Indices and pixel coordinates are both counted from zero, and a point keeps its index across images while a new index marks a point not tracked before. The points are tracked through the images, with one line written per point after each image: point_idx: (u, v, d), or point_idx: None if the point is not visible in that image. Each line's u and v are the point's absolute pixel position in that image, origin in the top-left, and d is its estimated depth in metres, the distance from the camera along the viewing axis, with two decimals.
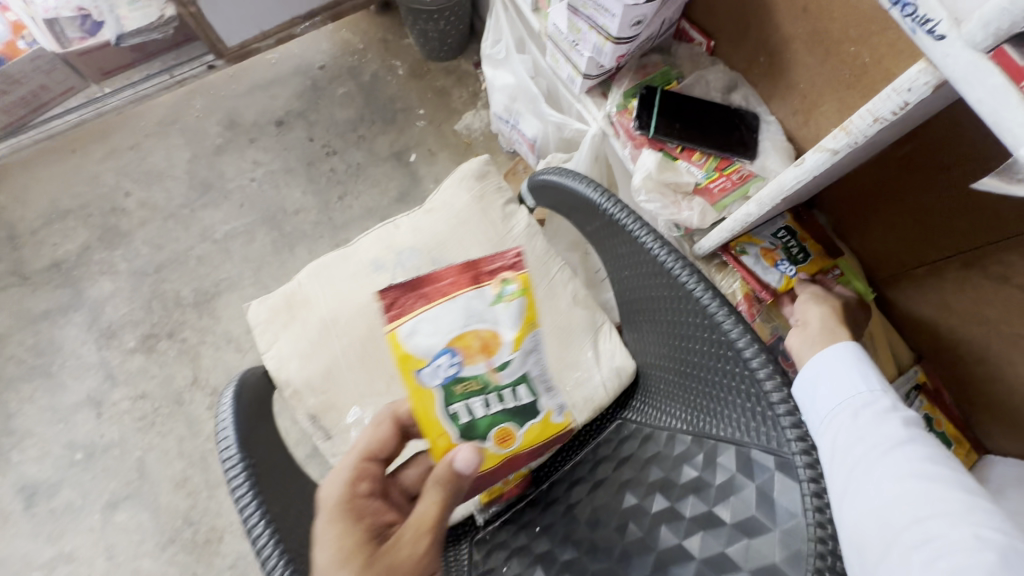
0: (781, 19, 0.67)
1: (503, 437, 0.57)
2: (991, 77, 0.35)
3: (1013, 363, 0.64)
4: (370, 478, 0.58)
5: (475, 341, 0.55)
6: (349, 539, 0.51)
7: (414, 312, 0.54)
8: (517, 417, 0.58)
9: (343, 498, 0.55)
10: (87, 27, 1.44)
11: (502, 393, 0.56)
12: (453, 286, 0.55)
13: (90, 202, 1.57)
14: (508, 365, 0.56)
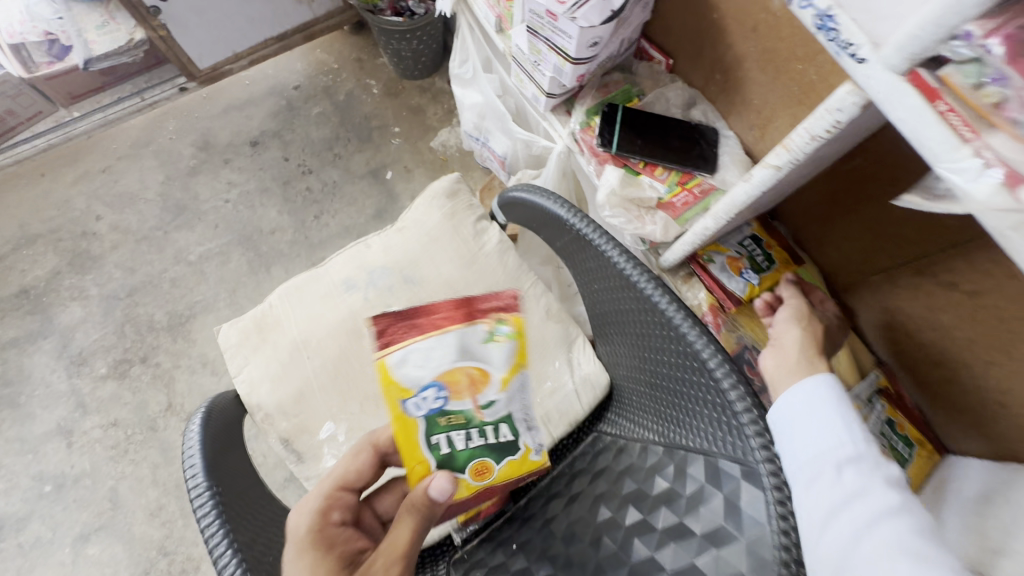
0: (733, 39, 0.70)
1: (477, 471, 0.56)
2: (908, 98, 0.35)
3: (968, 367, 0.63)
4: (340, 508, 0.59)
5: (464, 377, 0.53)
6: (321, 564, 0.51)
7: (400, 339, 0.52)
8: (496, 452, 0.57)
9: (315, 526, 0.55)
10: (54, 51, 1.43)
11: (484, 429, 0.55)
12: (446, 319, 0.53)
13: (61, 226, 1.55)
14: (493, 404, 0.55)
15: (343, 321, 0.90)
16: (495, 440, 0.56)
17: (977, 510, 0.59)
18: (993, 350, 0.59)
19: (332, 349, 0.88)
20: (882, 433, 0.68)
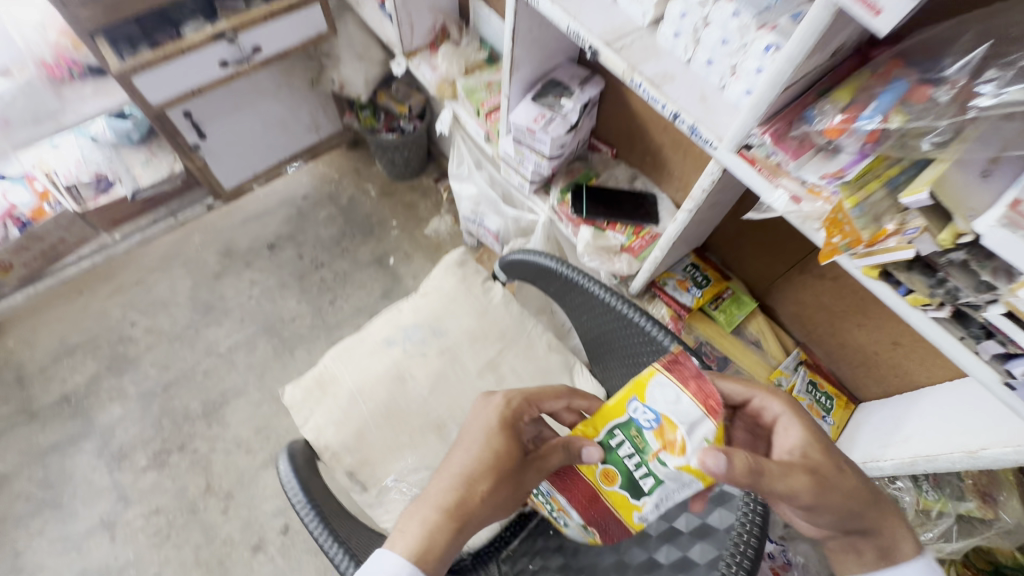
0: (654, 135, 1.02)
1: (608, 474, 0.62)
2: (741, 165, 0.63)
3: (848, 332, 0.89)
4: (528, 410, 0.66)
5: (671, 436, 0.56)
6: (499, 442, 0.61)
7: (679, 378, 0.58)
8: (631, 488, 0.61)
9: (521, 403, 0.65)
10: (102, 186, 1.66)
11: (642, 470, 0.59)
12: (708, 398, 0.56)
13: (98, 335, 1.72)
14: (662, 465, 0.57)
15: (387, 370, 1.10)
16: (636, 481, 0.60)
17: (877, 431, 0.82)
18: (861, 317, 0.85)
19: (382, 392, 1.08)
20: (807, 390, 0.94)
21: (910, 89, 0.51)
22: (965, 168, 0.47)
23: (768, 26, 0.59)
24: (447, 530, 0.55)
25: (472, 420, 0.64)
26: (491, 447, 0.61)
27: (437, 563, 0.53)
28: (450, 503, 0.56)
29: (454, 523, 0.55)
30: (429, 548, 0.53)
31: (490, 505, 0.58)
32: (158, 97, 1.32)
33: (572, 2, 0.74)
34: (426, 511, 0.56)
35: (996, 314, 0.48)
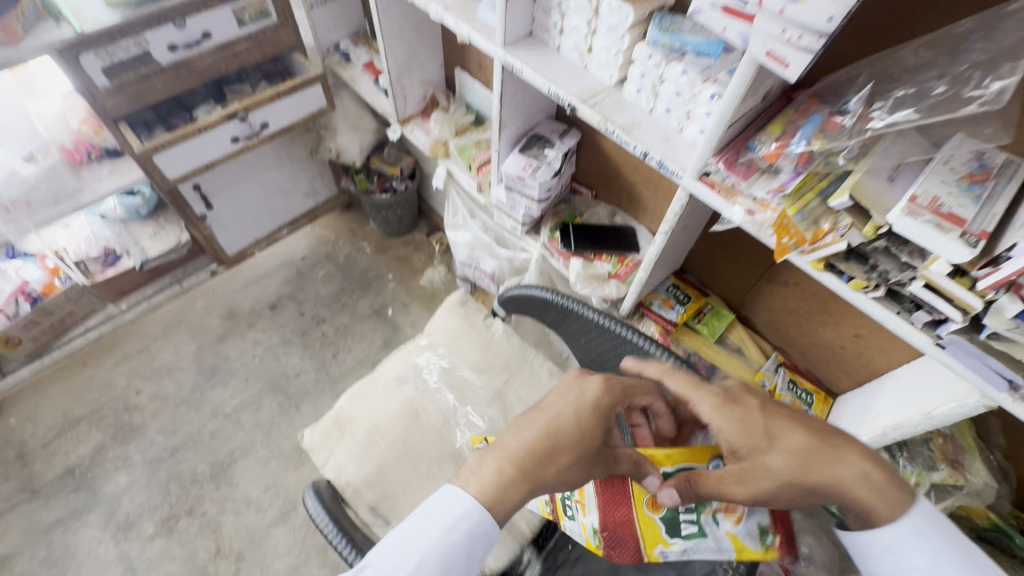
0: (627, 175, 1.17)
1: (655, 500, 0.70)
2: (702, 189, 0.76)
3: (816, 331, 1.01)
4: (618, 401, 0.69)
5: (733, 506, 0.67)
6: (589, 426, 0.64)
7: None
8: (670, 526, 0.69)
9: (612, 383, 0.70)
10: (109, 260, 1.71)
11: (689, 515, 0.69)
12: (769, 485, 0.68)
13: (103, 405, 1.73)
14: (715, 522, 0.67)
15: (402, 407, 1.17)
16: (678, 523, 0.69)
17: (852, 417, 0.92)
18: (823, 315, 0.97)
19: (398, 427, 1.14)
20: (788, 388, 1.05)
21: (826, 120, 0.65)
22: (875, 175, 0.61)
23: (712, 80, 0.74)
24: (520, 485, 0.60)
25: (565, 394, 0.67)
26: (579, 426, 0.64)
27: (502, 514, 0.59)
28: (527, 461, 0.61)
29: (524, 478, 0.60)
30: (499, 496, 0.59)
31: (563, 479, 0.61)
32: (175, 172, 1.43)
33: (551, 70, 0.89)
34: (503, 461, 0.61)
35: (918, 286, 0.60)
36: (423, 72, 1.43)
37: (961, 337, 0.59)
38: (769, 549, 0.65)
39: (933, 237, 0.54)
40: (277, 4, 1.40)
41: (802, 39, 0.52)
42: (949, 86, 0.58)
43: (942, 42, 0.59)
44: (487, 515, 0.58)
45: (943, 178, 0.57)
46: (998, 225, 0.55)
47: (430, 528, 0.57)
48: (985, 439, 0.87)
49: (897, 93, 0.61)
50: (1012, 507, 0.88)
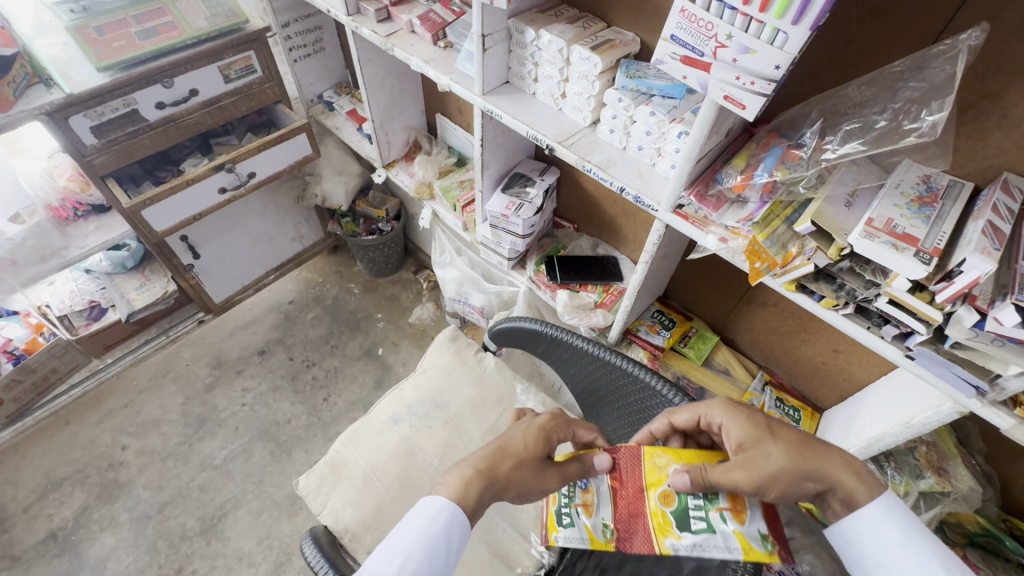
0: (606, 208, 1.23)
1: (667, 494, 0.61)
2: (677, 221, 0.80)
3: (798, 348, 1.05)
4: (564, 428, 0.72)
5: (741, 507, 0.59)
6: (536, 441, 0.67)
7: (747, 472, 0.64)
8: (679, 521, 0.59)
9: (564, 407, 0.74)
10: (93, 313, 1.69)
11: (698, 510, 0.59)
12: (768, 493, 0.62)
13: (87, 464, 1.69)
14: (724, 519, 0.58)
15: (397, 446, 1.16)
16: (685, 516, 0.59)
17: (839, 429, 0.95)
18: (803, 332, 1.01)
19: (395, 468, 1.13)
20: (775, 405, 1.07)
21: (786, 152, 0.70)
22: (833, 202, 0.65)
23: (678, 119, 0.79)
24: (478, 481, 0.62)
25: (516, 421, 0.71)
26: (528, 439, 0.67)
27: (469, 511, 0.61)
28: (484, 462, 0.64)
29: (482, 479, 0.63)
30: (462, 494, 0.61)
31: (516, 482, 0.63)
32: (163, 225, 1.45)
33: (528, 115, 0.94)
34: (463, 467, 0.64)
35: (883, 303, 0.64)
36: (405, 118, 1.49)
37: (928, 348, 0.63)
38: (774, 554, 0.55)
39: (891, 257, 0.58)
40: (261, 60, 1.46)
41: (755, 84, 0.57)
42: (889, 120, 0.64)
43: (880, 80, 0.65)
44: (452, 509, 0.60)
45: (896, 202, 0.62)
46: (948, 243, 0.60)
47: (411, 528, 0.59)
48: (967, 445, 0.90)
49: (845, 127, 0.67)
50: (1000, 510, 0.91)
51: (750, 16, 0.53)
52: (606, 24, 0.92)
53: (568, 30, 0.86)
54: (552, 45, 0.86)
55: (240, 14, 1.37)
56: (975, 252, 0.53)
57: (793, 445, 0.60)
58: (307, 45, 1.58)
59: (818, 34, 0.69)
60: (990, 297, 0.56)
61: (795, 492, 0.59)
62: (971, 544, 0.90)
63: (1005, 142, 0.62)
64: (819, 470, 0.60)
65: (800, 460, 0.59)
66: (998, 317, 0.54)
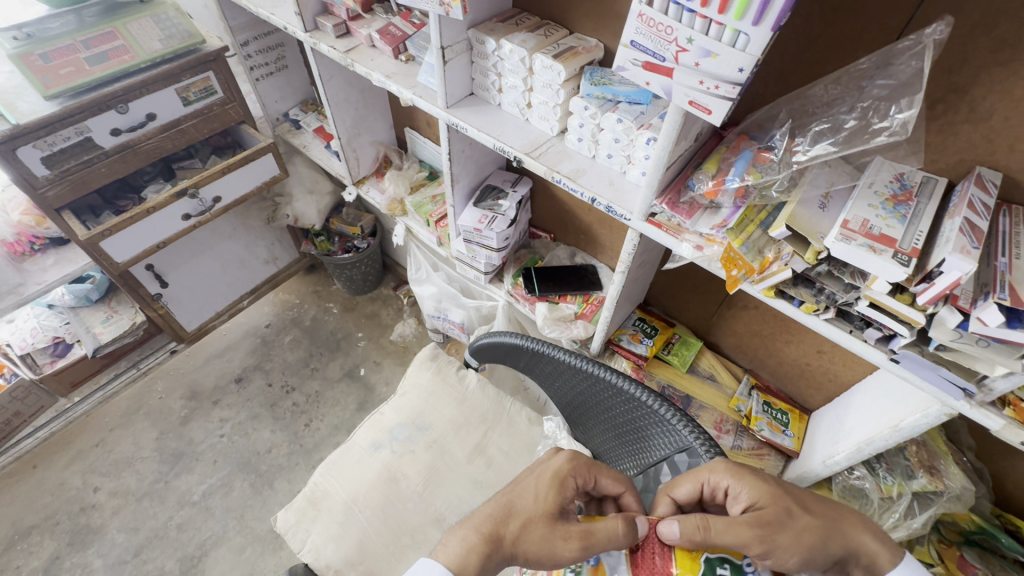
0: (582, 216, 1.21)
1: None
2: (651, 229, 0.78)
3: (782, 349, 1.03)
4: (585, 474, 0.66)
5: None
6: (548, 494, 0.62)
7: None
8: None
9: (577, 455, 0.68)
10: (59, 350, 1.59)
11: None
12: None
13: (57, 509, 1.61)
14: None
15: (380, 475, 1.10)
16: None
17: (829, 432, 0.93)
18: (786, 334, 1.00)
19: (377, 497, 1.07)
20: (763, 410, 1.07)
21: (756, 155, 0.68)
22: (807, 204, 0.63)
23: (646, 125, 0.77)
24: (480, 551, 0.58)
25: (532, 470, 0.67)
26: (539, 492, 0.62)
27: None
28: (488, 526, 0.61)
29: (486, 544, 0.59)
30: (461, 564, 0.57)
31: (523, 545, 0.58)
32: (124, 256, 1.38)
33: (494, 127, 0.91)
34: (467, 530, 0.61)
35: (863, 306, 0.62)
36: (373, 134, 1.46)
37: (913, 350, 0.61)
38: None
39: (869, 260, 0.56)
40: (222, 80, 1.41)
41: (719, 88, 0.55)
42: (858, 119, 0.62)
43: (846, 78, 0.64)
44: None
45: (870, 202, 0.60)
46: (926, 242, 0.58)
47: None
48: (956, 442, 0.89)
49: (815, 127, 0.65)
50: (994, 506, 0.89)
51: (709, 18, 0.51)
52: (568, 31, 0.90)
53: (530, 39, 0.83)
54: (513, 55, 0.83)
55: (197, 34, 1.32)
56: (953, 252, 0.51)
57: (807, 505, 0.59)
58: (269, 63, 1.54)
59: (782, 34, 0.67)
60: (972, 296, 0.54)
61: (816, 556, 0.57)
62: (967, 543, 0.89)
63: (975, 136, 0.60)
64: (837, 530, 0.59)
65: (818, 522, 0.58)
66: (982, 317, 0.52)
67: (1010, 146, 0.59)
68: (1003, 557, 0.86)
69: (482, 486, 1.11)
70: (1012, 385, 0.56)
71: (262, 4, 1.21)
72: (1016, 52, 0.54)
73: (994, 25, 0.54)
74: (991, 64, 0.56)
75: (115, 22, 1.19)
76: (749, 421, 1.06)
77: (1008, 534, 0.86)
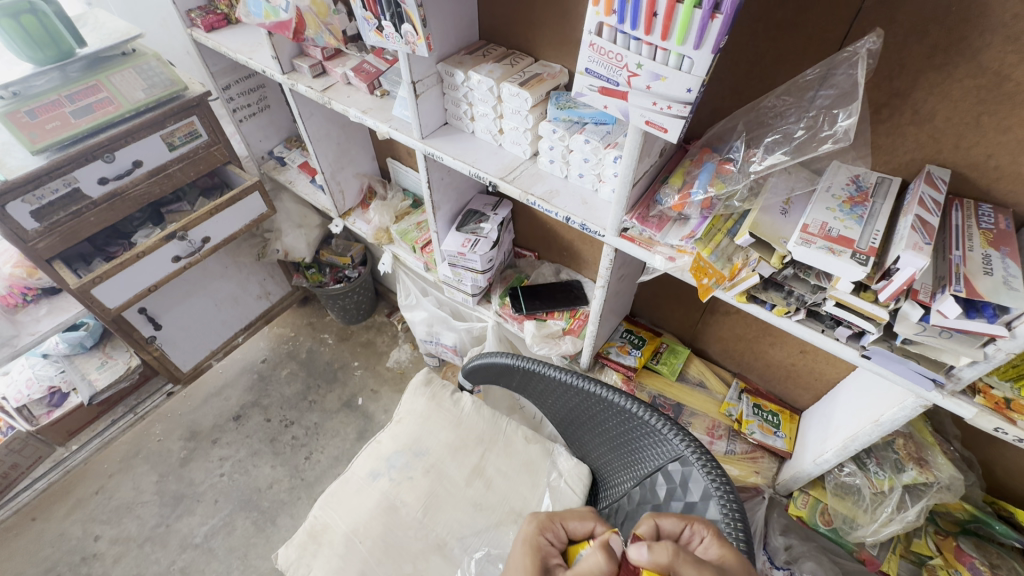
0: (564, 234, 1.24)
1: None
2: (625, 244, 0.79)
3: (766, 351, 1.05)
4: (551, 528, 0.67)
5: None
6: (525, 560, 0.62)
7: None
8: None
9: (544, 518, 0.68)
10: (55, 400, 1.60)
11: None
12: None
13: (58, 561, 1.58)
14: None
15: (378, 503, 1.08)
16: None
17: (819, 431, 0.94)
18: (769, 337, 1.02)
19: (377, 526, 1.05)
20: (753, 413, 1.08)
21: (718, 167, 0.70)
22: (769, 211, 0.65)
23: (612, 144, 0.80)
24: None
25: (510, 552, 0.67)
26: (516, 565, 0.63)
27: None
28: None
29: None
30: None
31: None
32: (116, 300, 1.39)
33: (469, 154, 0.94)
34: None
35: (831, 306, 0.63)
36: (356, 166, 1.49)
37: (881, 346, 0.63)
38: None
39: (829, 262, 0.58)
40: (205, 124, 1.45)
41: (672, 108, 0.57)
42: (808, 127, 0.65)
43: (794, 89, 0.67)
44: None
45: (828, 205, 0.62)
46: (884, 240, 0.60)
47: None
48: (942, 431, 0.91)
49: (769, 138, 0.68)
50: (986, 493, 0.90)
51: (654, 45, 0.54)
52: (533, 58, 0.94)
53: (496, 69, 0.87)
54: (482, 85, 0.87)
55: (179, 81, 1.36)
56: (907, 249, 0.53)
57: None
58: (251, 104, 1.57)
59: (731, 52, 0.70)
60: (931, 289, 0.56)
61: None
62: (964, 532, 0.90)
63: (921, 136, 0.63)
64: None
65: None
66: (942, 309, 0.54)
67: (955, 143, 0.61)
68: (1000, 544, 0.87)
69: (483, 510, 1.08)
70: (978, 373, 0.58)
71: (240, 50, 1.25)
72: (949, 56, 0.57)
73: (926, 34, 0.57)
74: (927, 69, 0.59)
75: (98, 76, 1.22)
76: (740, 425, 1.07)
77: (1002, 520, 0.87)
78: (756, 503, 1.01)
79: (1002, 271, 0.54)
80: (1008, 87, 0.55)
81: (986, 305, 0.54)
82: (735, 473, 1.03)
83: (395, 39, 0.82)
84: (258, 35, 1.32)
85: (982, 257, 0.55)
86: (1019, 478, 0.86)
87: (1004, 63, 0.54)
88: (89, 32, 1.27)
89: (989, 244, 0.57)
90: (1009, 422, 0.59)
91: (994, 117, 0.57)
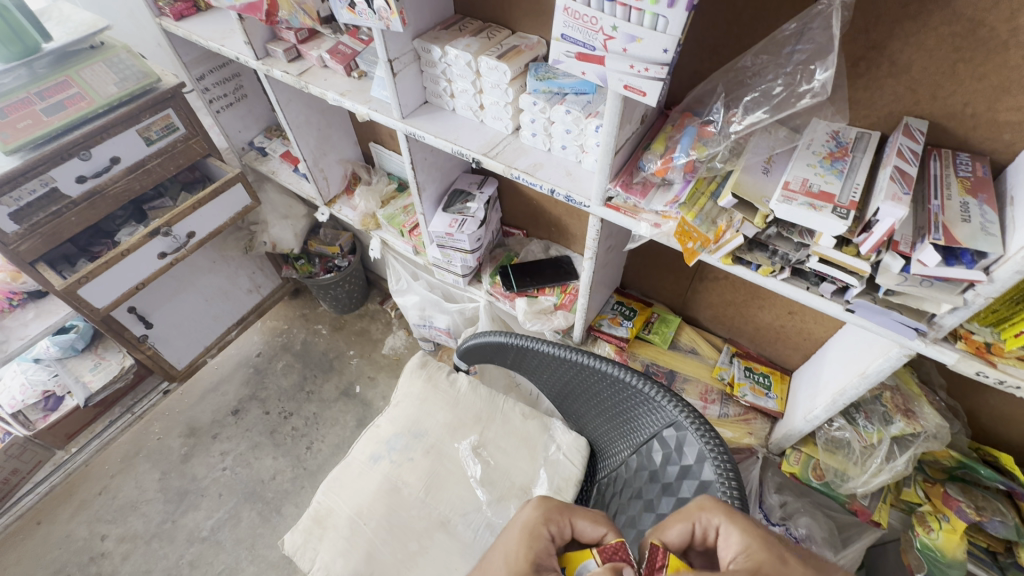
0: (551, 209, 1.23)
1: None
2: (611, 213, 0.80)
3: (755, 315, 1.07)
4: (546, 521, 0.63)
5: None
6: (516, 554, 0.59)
7: None
8: None
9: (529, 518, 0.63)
10: (50, 404, 1.57)
11: None
12: None
13: (66, 562, 1.60)
14: None
15: (381, 485, 1.10)
16: None
17: (809, 390, 0.96)
18: (758, 300, 1.03)
19: (380, 507, 1.06)
20: (745, 375, 1.10)
21: (700, 131, 0.70)
22: (751, 171, 0.65)
23: (593, 113, 0.80)
24: None
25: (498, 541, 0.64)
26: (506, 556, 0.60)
27: None
28: None
29: None
30: None
31: None
32: (104, 300, 1.37)
33: (450, 132, 0.93)
34: None
35: (814, 263, 0.64)
36: (339, 152, 1.47)
37: (865, 299, 0.64)
38: None
39: (811, 218, 0.58)
40: (182, 116, 1.42)
41: (649, 70, 0.57)
42: (786, 85, 0.65)
43: (771, 47, 0.67)
44: None
45: (809, 162, 0.63)
46: (863, 193, 0.61)
47: None
48: (928, 382, 0.93)
49: (748, 97, 0.68)
50: (972, 440, 0.93)
51: (628, 6, 0.54)
52: (510, 31, 0.92)
53: (473, 43, 0.86)
54: (459, 60, 0.85)
55: (151, 74, 1.32)
56: (886, 200, 0.54)
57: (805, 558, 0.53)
58: (227, 94, 1.54)
59: (708, 11, 0.70)
60: (911, 240, 0.57)
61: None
62: (951, 478, 0.93)
63: (898, 88, 0.63)
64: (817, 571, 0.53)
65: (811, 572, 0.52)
66: (921, 258, 0.55)
67: (932, 94, 0.62)
68: (985, 488, 0.90)
69: (485, 486, 1.09)
70: (958, 320, 0.59)
71: (211, 37, 1.22)
72: (923, 6, 0.57)
73: None
74: (903, 19, 0.59)
75: (68, 71, 1.19)
76: (732, 389, 1.09)
77: (987, 465, 0.89)
78: (750, 463, 1.04)
79: (979, 217, 0.55)
80: (981, 33, 0.55)
81: (964, 251, 0.54)
82: (730, 435, 1.05)
83: (368, 16, 0.80)
84: (228, 22, 1.29)
85: (960, 206, 0.56)
86: (1002, 422, 0.90)
87: (978, 8, 0.54)
88: (54, 26, 1.23)
89: (967, 192, 0.58)
90: (989, 365, 0.60)
91: (969, 65, 0.58)
